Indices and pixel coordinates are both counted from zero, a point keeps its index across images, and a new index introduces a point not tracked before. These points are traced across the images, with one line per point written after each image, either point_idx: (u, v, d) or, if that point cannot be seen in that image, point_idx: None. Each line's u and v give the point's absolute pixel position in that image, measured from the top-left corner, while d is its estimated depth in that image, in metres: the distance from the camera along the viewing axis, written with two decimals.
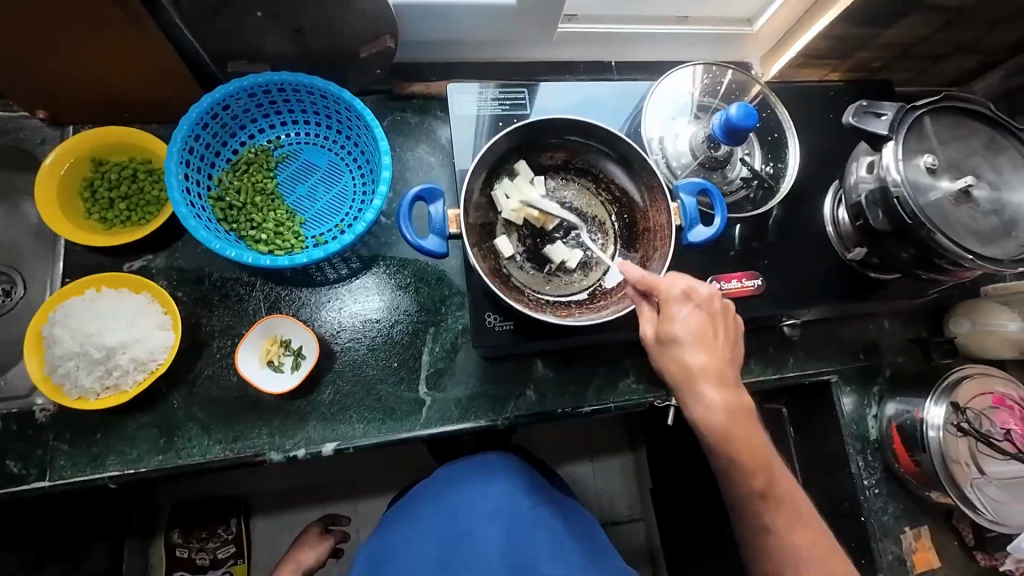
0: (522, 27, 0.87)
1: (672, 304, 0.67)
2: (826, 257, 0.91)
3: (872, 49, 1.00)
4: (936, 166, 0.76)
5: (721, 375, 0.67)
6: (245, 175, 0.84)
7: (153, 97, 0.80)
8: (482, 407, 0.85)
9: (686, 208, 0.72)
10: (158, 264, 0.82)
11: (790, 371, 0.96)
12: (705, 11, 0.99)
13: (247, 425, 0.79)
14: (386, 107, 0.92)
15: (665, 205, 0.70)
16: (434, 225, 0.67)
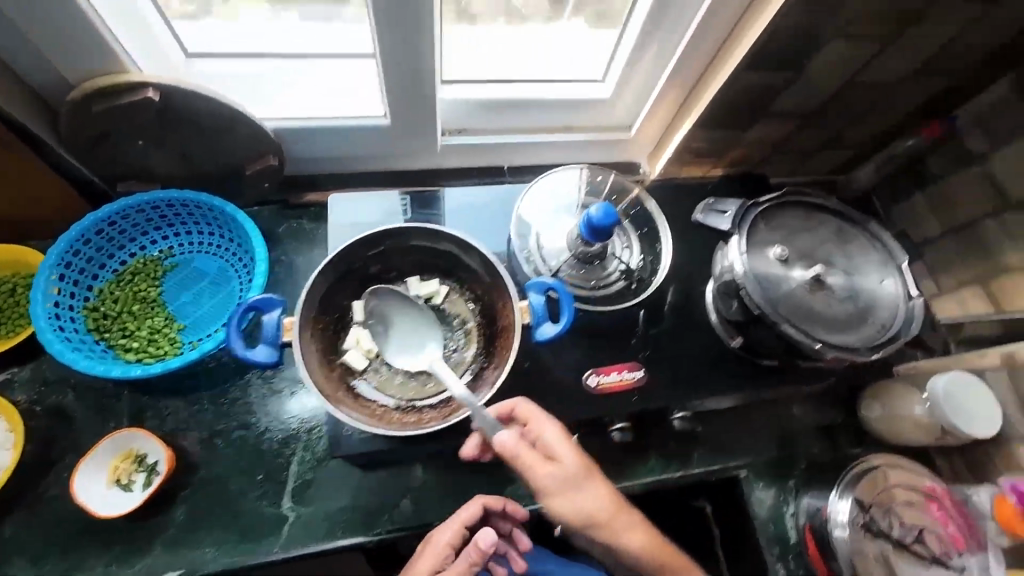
0: (403, 138, 0.93)
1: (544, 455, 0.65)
2: (713, 345, 0.90)
3: (744, 146, 1.08)
4: (787, 257, 0.79)
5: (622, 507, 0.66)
6: (129, 284, 0.87)
7: (42, 216, 0.85)
8: (350, 522, 0.79)
9: (535, 306, 0.72)
10: (23, 376, 0.81)
11: (695, 466, 0.91)
12: (585, 120, 1.06)
13: (85, 553, 0.73)
14: (282, 216, 0.98)
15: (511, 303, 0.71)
16: (267, 334, 0.68)
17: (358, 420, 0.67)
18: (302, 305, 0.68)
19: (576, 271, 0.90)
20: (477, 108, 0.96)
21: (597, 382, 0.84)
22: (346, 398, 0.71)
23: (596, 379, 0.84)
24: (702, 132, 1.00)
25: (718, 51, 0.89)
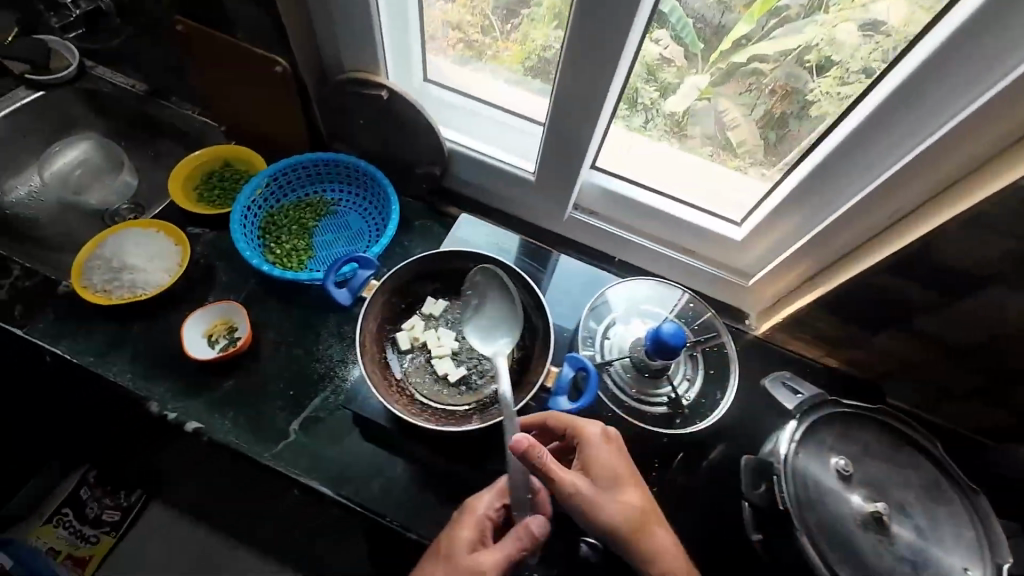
0: (541, 199, 1.07)
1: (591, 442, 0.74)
2: (724, 531, 0.89)
3: (865, 347, 0.97)
4: (851, 474, 0.69)
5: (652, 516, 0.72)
6: (299, 210, 1.11)
7: (278, 141, 1.15)
8: (329, 471, 0.88)
9: (562, 379, 0.77)
10: (205, 236, 1.07)
11: None
12: (708, 251, 1.09)
13: (160, 373, 0.92)
14: (424, 212, 1.16)
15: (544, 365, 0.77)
16: (353, 283, 0.93)
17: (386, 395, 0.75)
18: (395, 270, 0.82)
19: (629, 375, 0.90)
20: (613, 201, 1.06)
21: None
22: (379, 368, 0.78)
23: None
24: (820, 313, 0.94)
25: (867, 242, 0.86)
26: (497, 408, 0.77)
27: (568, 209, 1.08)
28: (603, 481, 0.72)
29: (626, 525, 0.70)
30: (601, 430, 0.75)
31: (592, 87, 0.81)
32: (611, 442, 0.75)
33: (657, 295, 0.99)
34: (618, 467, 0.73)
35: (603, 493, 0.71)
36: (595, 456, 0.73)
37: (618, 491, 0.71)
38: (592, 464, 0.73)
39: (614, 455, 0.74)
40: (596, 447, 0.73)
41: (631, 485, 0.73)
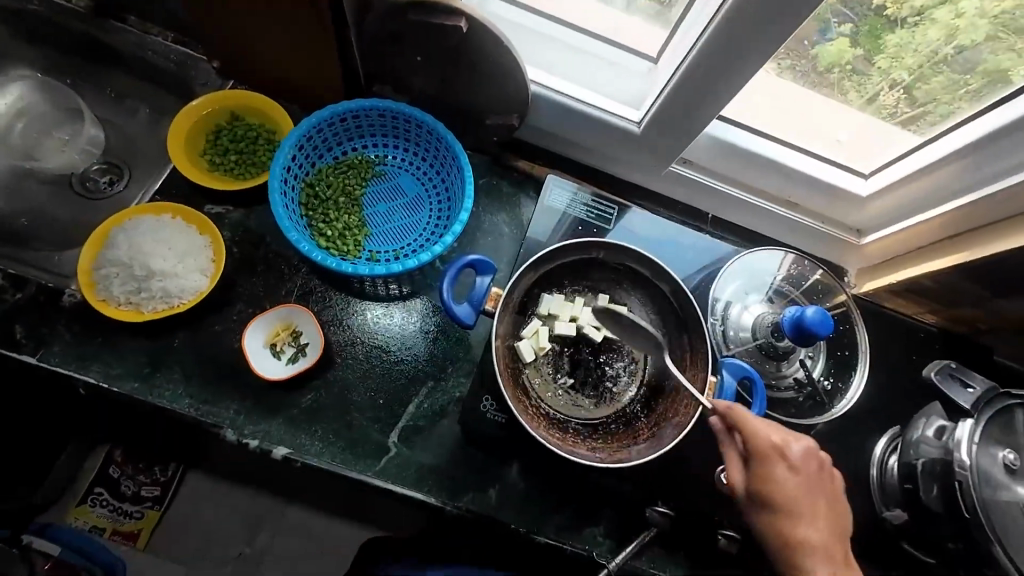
0: (638, 153, 0.92)
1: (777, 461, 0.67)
2: (859, 503, 0.83)
3: (981, 311, 0.89)
4: (1018, 466, 0.66)
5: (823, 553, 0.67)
6: (342, 175, 0.91)
7: (300, 85, 0.90)
8: (439, 485, 0.80)
9: (724, 386, 0.73)
10: (232, 217, 0.87)
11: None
12: (819, 206, 0.96)
13: (222, 393, 0.79)
14: (489, 170, 0.97)
15: (705, 377, 0.70)
16: (472, 296, 0.72)
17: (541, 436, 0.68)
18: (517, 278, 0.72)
19: (752, 358, 0.84)
20: (726, 150, 0.89)
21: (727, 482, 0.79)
22: (517, 398, 0.71)
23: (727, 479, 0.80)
24: (951, 279, 0.87)
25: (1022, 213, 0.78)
26: (646, 420, 0.73)
27: (672, 161, 0.91)
28: (768, 499, 0.67)
29: (780, 544, 0.67)
30: (793, 457, 0.66)
31: (772, 19, 0.62)
32: (800, 470, 0.67)
33: (770, 264, 0.91)
34: (795, 495, 0.66)
35: (765, 510, 0.67)
36: (773, 480, 0.66)
37: (781, 514, 0.67)
38: (768, 488, 0.66)
39: (796, 483, 0.66)
40: (776, 472, 0.66)
41: (807, 513, 0.67)
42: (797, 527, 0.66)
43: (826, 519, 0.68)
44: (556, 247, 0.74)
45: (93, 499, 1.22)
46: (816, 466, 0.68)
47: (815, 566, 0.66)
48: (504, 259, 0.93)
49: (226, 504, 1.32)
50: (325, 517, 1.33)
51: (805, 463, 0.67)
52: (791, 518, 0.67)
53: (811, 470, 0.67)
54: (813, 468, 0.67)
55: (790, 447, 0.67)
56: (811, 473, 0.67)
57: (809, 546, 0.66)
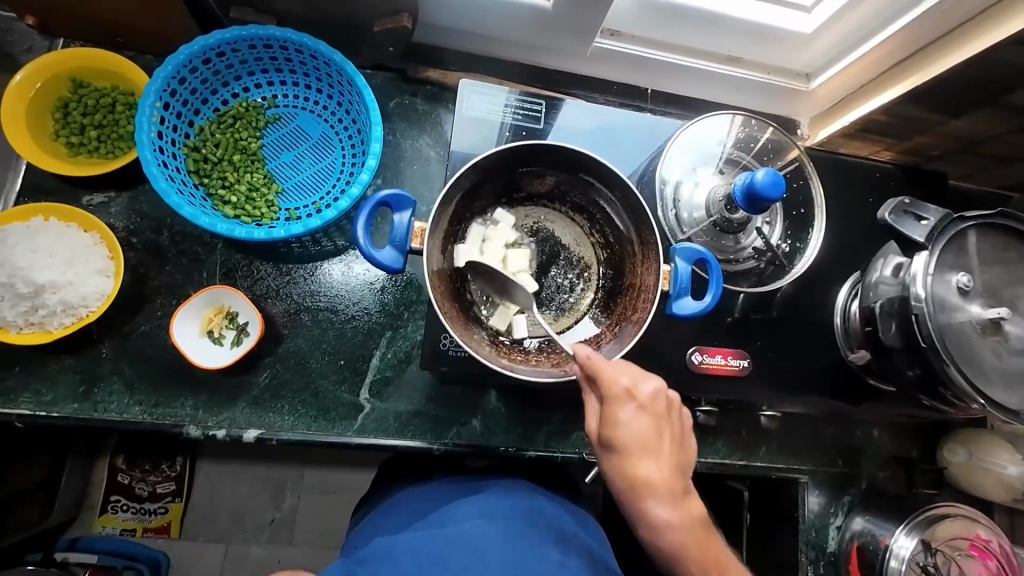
0: (557, 31, 0.81)
1: (621, 405, 0.61)
2: (826, 351, 0.86)
3: (932, 137, 0.86)
4: (971, 288, 0.67)
5: (673, 493, 0.62)
6: (230, 129, 0.79)
7: (143, 31, 0.75)
8: (422, 427, 0.79)
9: (678, 274, 0.70)
10: (118, 204, 0.77)
11: (714, 456, 0.85)
12: (762, 56, 0.87)
13: (172, 391, 0.75)
14: (396, 88, 0.86)
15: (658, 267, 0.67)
16: (395, 237, 0.66)
17: (497, 362, 0.67)
18: (438, 207, 0.65)
19: (709, 236, 0.80)
20: (650, 10, 0.79)
21: (700, 361, 0.81)
22: (465, 327, 0.68)
23: (700, 358, 0.81)
24: (899, 110, 0.82)
25: (981, 13, 0.70)
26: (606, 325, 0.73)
27: (595, 35, 0.81)
28: (612, 443, 0.62)
29: (624, 488, 0.62)
30: (642, 398, 0.61)
31: None
32: (647, 411, 0.61)
33: (717, 132, 0.85)
34: (636, 438, 0.61)
35: (613, 453, 0.62)
36: (616, 421, 0.61)
37: (623, 459, 0.62)
38: (612, 432, 0.61)
39: (641, 421, 0.61)
40: (620, 412, 0.61)
41: (654, 457, 0.61)
42: (644, 472, 0.61)
43: (673, 459, 0.63)
44: (481, 159, 0.65)
45: (114, 507, 1.25)
46: (662, 411, 0.62)
47: (654, 506, 0.61)
48: (436, 185, 0.84)
49: (244, 479, 1.33)
50: (342, 468, 1.37)
51: (654, 403, 0.61)
52: (638, 461, 0.61)
53: (660, 410, 0.62)
54: (662, 408, 0.62)
55: (638, 387, 0.61)
56: (659, 413, 0.62)
57: (653, 488, 0.61)
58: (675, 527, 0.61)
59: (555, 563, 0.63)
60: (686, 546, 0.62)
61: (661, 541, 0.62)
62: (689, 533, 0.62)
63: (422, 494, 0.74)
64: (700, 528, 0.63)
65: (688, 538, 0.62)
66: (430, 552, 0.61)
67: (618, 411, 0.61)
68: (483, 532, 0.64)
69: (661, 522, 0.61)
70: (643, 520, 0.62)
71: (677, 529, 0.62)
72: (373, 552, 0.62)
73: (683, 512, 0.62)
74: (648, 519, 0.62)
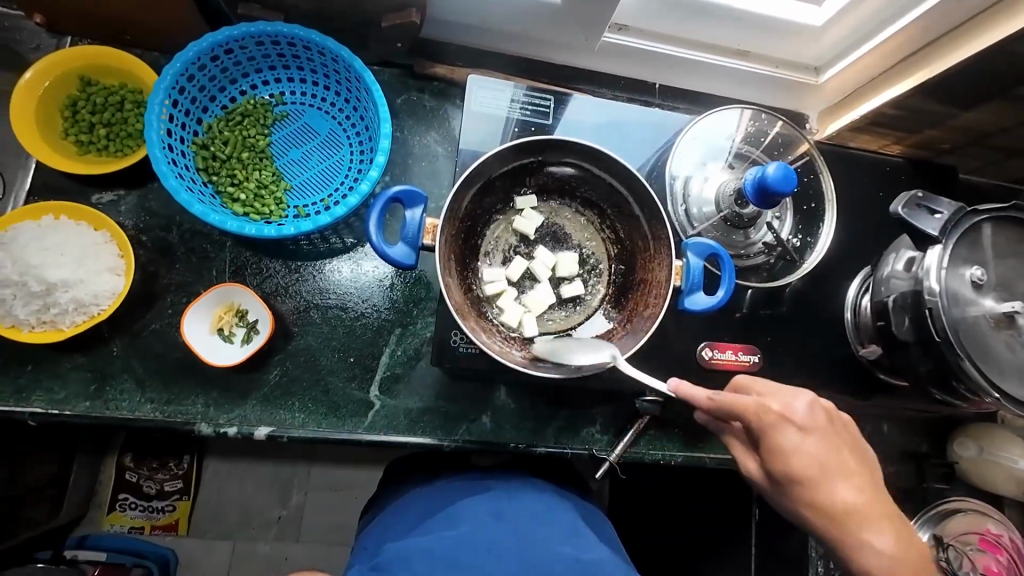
0: (565, 26, 0.80)
1: (782, 430, 0.60)
2: (836, 346, 0.86)
3: (942, 130, 0.86)
4: (985, 281, 0.66)
5: (885, 516, 0.60)
6: (237, 126, 0.79)
7: (151, 29, 0.75)
8: (432, 423, 0.79)
9: (690, 269, 0.70)
10: (127, 202, 0.77)
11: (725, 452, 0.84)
12: (771, 49, 0.87)
13: (184, 388, 0.75)
14: (403, 84, 0.85)
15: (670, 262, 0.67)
16: (407, 233, 0.66)
17: (509, 357, 0.66)
18: (449, 203, 0.65)
19: (719, 231, 0.80)
20: (660, 3, 0.79)
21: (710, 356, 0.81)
22: (477, 323, 0.68)
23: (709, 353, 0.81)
24: (909, 102, 0.82)
25: (994, 4, 0.69)
26: (617, 320, 0.73)
27: (603, 30, 0.81)
28: (786, 476, 0.61)
29: (825, 520, 0.60)
30: (798, 417, 0.60)
31: None
32: (810, 429, 0.60)
33: (726, 127, 0.84)
34: (813, 464, 0.60)
35: (792, 492, 0.61)
36: (783, 449, 0.60)
37: (825, 488, 0.60)
38: (784, 462, 0.60)
39: (815, 446, 0.60)
40: (784, 438, 0.60)
41: (845, 478, 0.61)
42: (846, 497, 0.60)
43: (863, 479, 0.61)
44: (492, 154, 0.65)
45: (123, 505, 1.26)
46: (827, 425, 0.61)
47: (879, 534, 0.59)
48: (444, 182, 0.84)
49: (252, 477, 1.34)
50: (348, 466, 1.38)
51: (812, 418, 0.61)
52: (817, 487, 0.60)
53: (823, 425, 0.61)
54: (823, 420, 0.61)
55: (792, 408, 0.61)
56: (823, 428, 0.61)
57: (857, 513, 0.60)
58: (895, 558, 0.59)
59: (570, 558, 0.63)
60: (918, 575, 0.58)
61: (882, 571, 0.59)
62: (908, 549, 0.59)
63: (432, 492, 0.74)
64: (919, 557, 0.59)
65: (908, 561, 0.59)
66: (444, 553, 0.62)
67: (783, 438, 0.60)
68: (494, 532, 0.64)
69: (885, 553, 0.59)
70: (858, 553, 0.59)
71: (891, 558, 0.59)
72: (386, 556, 0.62)
73: (900, 535, 0.60)
74: (863, 549, 0.59)
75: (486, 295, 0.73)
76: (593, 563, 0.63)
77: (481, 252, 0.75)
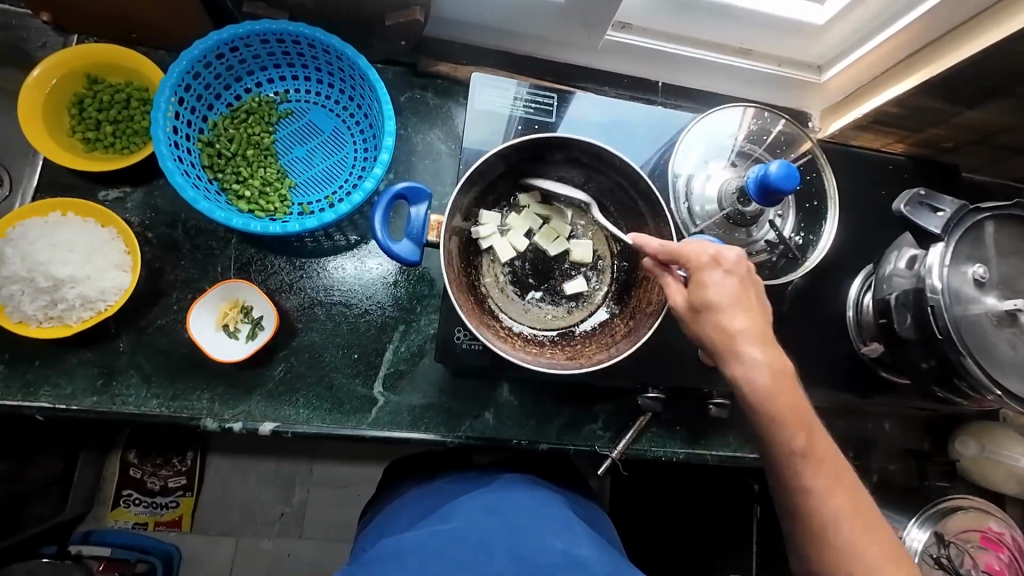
0: (568, 25, 0.81)
1: (706, 271, 0.60)
2: (838, 345, 0.86)
3: (945, 128, 0.86)
4: (987, 279, 0.66)
5: (763, 348, 0.59)
6: (243, 124, 0.80)
7: (156, 27, 0.75)
8: (435, 419, 0.80)
9: None
10: (133, 199, 0.78)
11: (727, 449, 0.84)
12: (774, 47, 0.87)
13: (189, 384, 0.75)
14: (407, 83, 0.86)
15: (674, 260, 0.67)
16: (412, 230, 0.67)
17: (512, 354, 0.67)
18: (454, 199, 0.65)
19: (721, 229, 0.80)
20: (662, 0, 0.79)
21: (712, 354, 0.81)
22: (481, 321, 0.69)
23: None
24: (912, 101, 0.82)
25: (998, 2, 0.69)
26: (620, 316, 0.73)
27: (606, 28, 0.81)
28: (699, 307, 0.60)
29: (717, 347, 0.60)
30: (727, 261, 0.61)
31: None
32: (734, 274, 0.61)
33: (729, 125, 0.84)
34: (727, 297, 0.60)
35: (699, 316, 0.60)
36: (704, 283, 0.60)
37: (714, 315, 0.60)
38: (702, 294, 0.60)
39: (731, 285, 0.60)
40: (709, 276, 0.60)
41: (742, 312, 0.60)
42: (735, 327, 0.59)
43: (766, 330, 0.61)
44: (496, 151, 0.65)
45: (127, 500, 1.26)
46: (749, 276, 0.62)
47: (749, 355, 0.59)
48: (447, 180, 0.84)
49: (255, 473, 1.34)
50: (351, 463, 1.38)
51: (739, 268, 0.61)
52: (721, 317, 0.59)
53: (746, 276, 0.61)
54: (747, 273, 0.62)
55: (723, 254, 0.61)
56: (743, 279, 0.61)
57: (746, 341, 0.59)
58: (772, 381, 0.58)
59: (561, 552, 0.62)
60: (778, 399, 0.58)
61: (759, 390, 0.58)
62: (781, 387, 0.58)
63: (430, 491, 0.75)
64: (793, 389, 0.59)
65: (782, 391, 0.58)
66: (436, 546, 0.61)
67: (706, 271, 0.60)
68: (487, 528, 0.64)
69: (757, 374, 0.58)
70: (737, 374, 0.59)
71: (771, 382, 0.58)
72: (378, 553, 0.62)
73: (778, 368, 0.59)
74: (746, 372, 0.58)
75: (487, 296, 0.73)
76: (584, 559, 0.61)
77: (484, 250, 0.75)
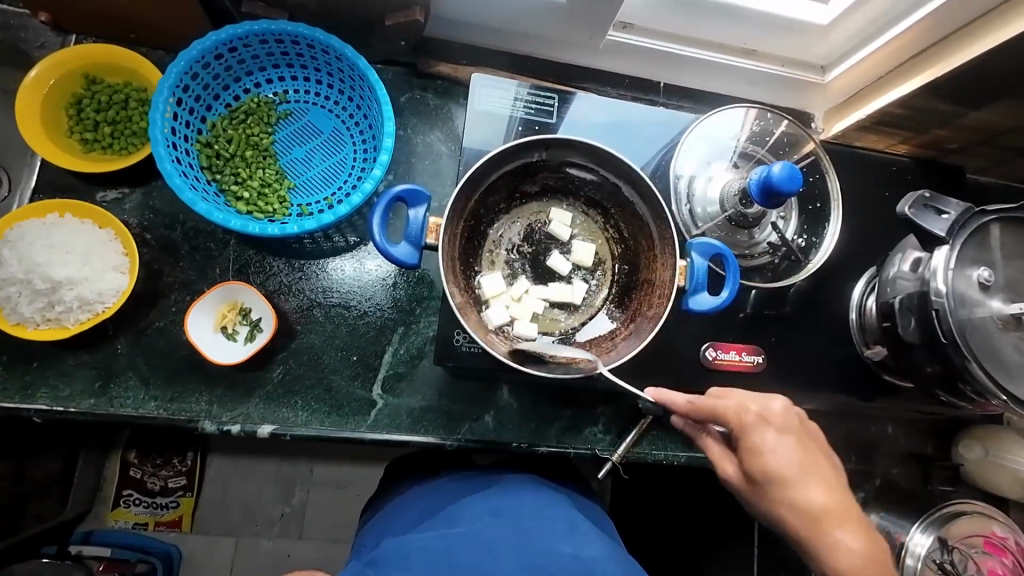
0: (570, 25, 0.80)
1: (759, 430, 0.62)
2: (840, 348, 0.85)
3: (949, 129, 0.85)
4: (992, 282, 0.66)
5: (845, 519, 0.60)
6: (241, 124, 0.79)
7: (154, 27, 0.75)
8: (435, 422, 0.79)
9: (695, 269, 0.70)
10: (131, 200, 0.77)
11: None
12: (777, 47, 0.86)
13: (187, 386, 0.75)
14: (407, 83, 0.85)
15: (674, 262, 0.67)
16: (410, 232, 0.66)
17: (511, 357, 0.66)
18: (453, 202, 0.64)
19: (723, 232, 0.80)
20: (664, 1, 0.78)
21: (713, 357, 0.80)
22: (479, 324, 0.68)
23: (713, 354, 0.80)
24: (915, 102, 0.81)
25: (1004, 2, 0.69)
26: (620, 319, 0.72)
27: (608, 27, 0.80)
28: (765, 477, 0.62)
29: (801, 525, 0.61)
30: (772, 416, 0.63)
31: None
32: (784, 430, 0.63)
33: (731, 126, 0.84)
34: (793, 460, 0.61)
35: (761, 488, 0.62)
36: (761, 449, 0.61)
37: (785, 491, 0.61)
38: (761, 461, 0.61)
39: (789, 443, 0.62)
40: (762, 439, 0.62)
41: (815, 479, 0.61)
42: (813, 499, 0.60)
43: (838, 495, 0.62)
44: (496, 153, 0.64)
45: (128, 501, 1.26)
46: (799, 427, 0.64)
47: (841, 536, 0.60)
48: (447, 181, 0.84)
49: (255, 474, 1.34)
50: (352, 464, 1.38)
51: (785, 419, 0.64)
52: (783, 486, 0.61)
53: (796, 428, 0.64)
54: (795, 424, 0.64)
55: (766, 411, 0.63)
56: (795, 433, 0.63)
57: (829, 514, 0.60)
58: (866, 555, 0.58)
59: (570, 557, 0.61)
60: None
61: (862, 573, 0.58)
62: (880, 557, 0.59)
63: (433, 491, 0.74)
64: (884, 557, 0.59)
65: (882, 568, 0.58)
66: (443, 550, 0.60)
67: (753, 433, 0.62)
68: (494, 531, 0.63)
69: (851, 549, 0.59)
70: (824, 549, 0.59)
71: (865, 555, 0.59)
72: (384, 553, 0.61)
73: (873, 543, 0.59)
74: (836, 549, 0.59)
75: (487, 296, 0.72)
76: (594, 562, 0.61)
77: (483, 253, 0.74)
